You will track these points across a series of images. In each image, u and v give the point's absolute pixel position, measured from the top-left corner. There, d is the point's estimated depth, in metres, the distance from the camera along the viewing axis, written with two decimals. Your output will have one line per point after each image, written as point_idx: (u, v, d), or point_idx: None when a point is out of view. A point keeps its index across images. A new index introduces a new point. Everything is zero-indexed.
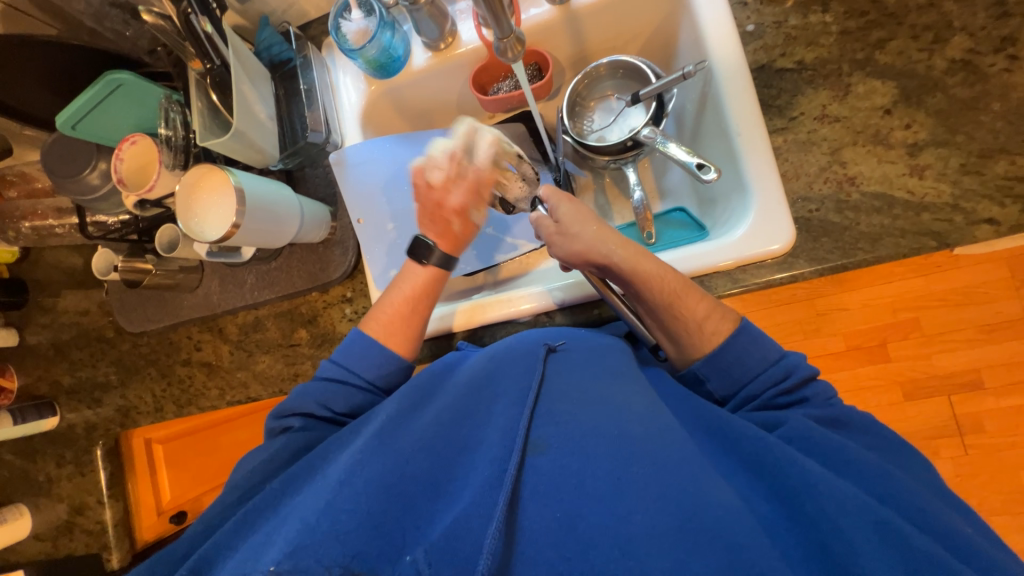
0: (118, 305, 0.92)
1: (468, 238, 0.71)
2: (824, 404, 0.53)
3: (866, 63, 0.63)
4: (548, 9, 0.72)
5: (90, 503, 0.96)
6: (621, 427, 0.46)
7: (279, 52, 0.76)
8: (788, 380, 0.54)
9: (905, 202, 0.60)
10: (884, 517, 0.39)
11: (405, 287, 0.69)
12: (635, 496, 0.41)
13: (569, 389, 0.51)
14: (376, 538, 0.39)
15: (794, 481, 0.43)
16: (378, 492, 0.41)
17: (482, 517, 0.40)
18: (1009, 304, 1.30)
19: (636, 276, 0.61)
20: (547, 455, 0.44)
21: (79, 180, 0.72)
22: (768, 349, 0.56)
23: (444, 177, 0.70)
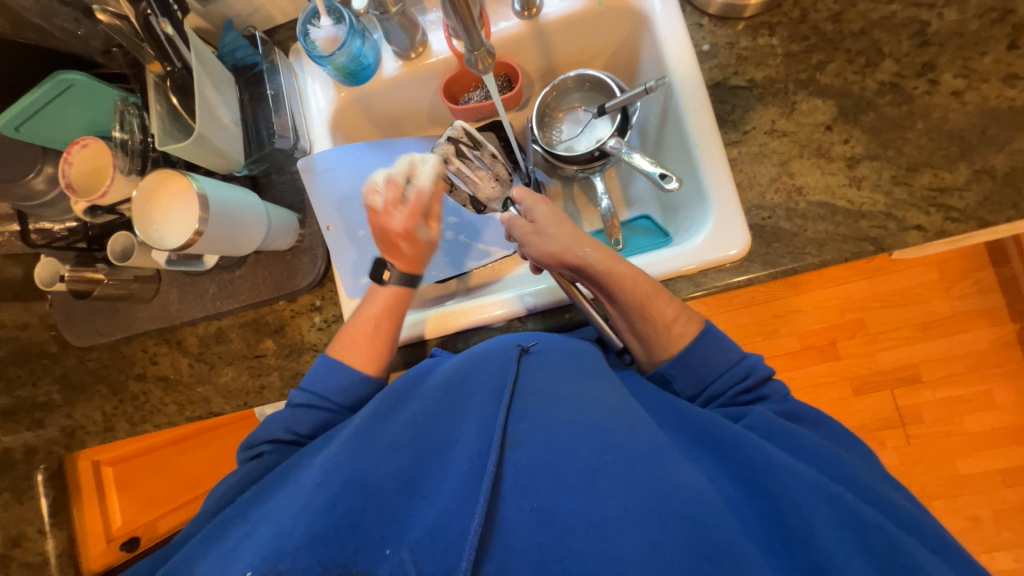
0: (64, 318, 0.86)
1: (424, 254, 0.70)
2: (781, 400, 0.56)
3: (809, 83, 0.68)
4: (517, 23, 0.75)
5: (28, 533, 0.89)
6: (594, 419, 0.47)
7: (244, 56, 0.75)
8: (749, 379, 0.57)
9: (845, 210, 0.65)
10: (839, 494, 0.42)
11: (371, 308, 0.68)
12: (608, 484, 0.42)
13: (544, 385, 0.52)
14: (356, 537, 0.40)
15: (756, 464, 0.45)
16: (358, 496, 0.42)
17: (459, 512, 0.42)
18: (940, 304, 1.42)
19: (609, 278, 0.63)
20: (524, 449, 0.45)
21: (23, 183, 0.72)
22: (731, 351, 0.59)
23: (385, 202, 0.67)
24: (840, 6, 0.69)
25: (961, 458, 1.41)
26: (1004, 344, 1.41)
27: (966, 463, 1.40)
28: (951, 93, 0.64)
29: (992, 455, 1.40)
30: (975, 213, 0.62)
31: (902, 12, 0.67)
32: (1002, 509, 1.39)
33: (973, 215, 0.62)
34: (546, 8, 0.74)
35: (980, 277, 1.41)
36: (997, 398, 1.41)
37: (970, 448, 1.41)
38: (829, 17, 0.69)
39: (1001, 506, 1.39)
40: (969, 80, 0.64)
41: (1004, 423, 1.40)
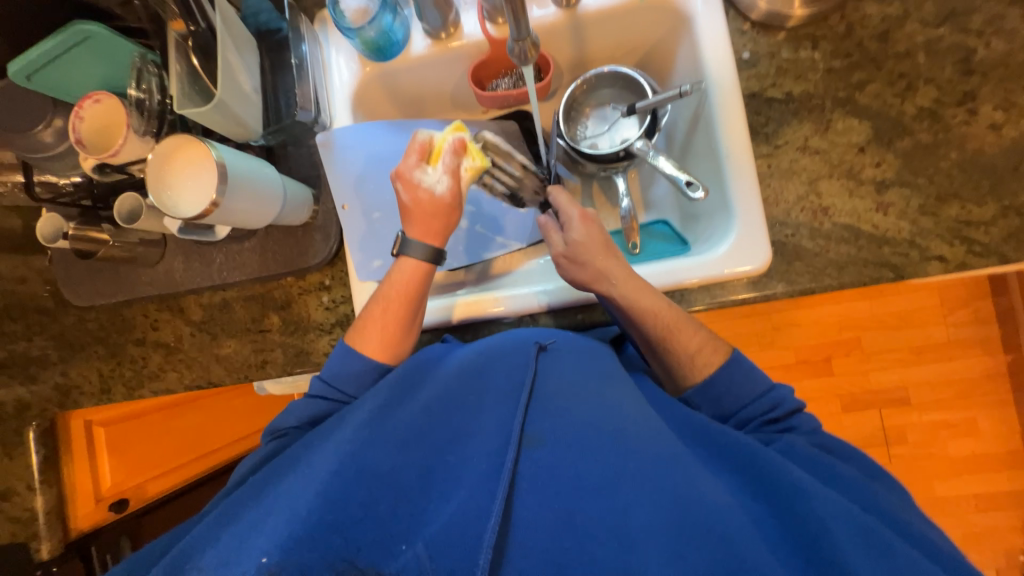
0: (64, 276, 0.84)
1: (437, 216, 0.66)
2: (811, 434, 0.56)
3: (847, 102, 0.67)
4: (554, 11, 0.72)
5: (17, 488, 0.88)
6: (618, 423, 0.47)
7: (267, 21, 0.72)
8: (776, 411, 0.57)
9: (870, 235, 0.65)
10: (865, 523, 0.43)
11: (393, 306, 0.64)
12: (629, 490, 0.43)
13: (563, 385, 0.52)
14: (372, 528, 0.41)
15: (782, 485, 0.46)
16: (374, 486, 0.43)
17: (479, 508, 0.42)
18: (938, 329, 1.44)
19: (640, 309, 0.62)
20: (543, 448, 0.46)
21: (31, 136, 0.67)
22: (757, 382, 0.59)
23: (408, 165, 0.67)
24: (887, 24, 0.67)
25: (939, 481, 1.44)
26: (995, 374, 1.43)
27: (943, 486, 1.44)
28: (988, 126, 0.64)
29: (968, 480, 1.43)
30: (998, 249, 0.62)
31: (949, 37, 0.65)
32: (972, 531, 1.44)
33: (996, 251, 0.62)
34: None
35: (978, 306, 1.43)
36: (980, 426, 1.43)
37: (949, 472, 1.44)
38: (874, 35, 0.67)
39: (970, 529, 1.43)
40: (1007, 114, 0.63)
41: (985, 451, 1.43)
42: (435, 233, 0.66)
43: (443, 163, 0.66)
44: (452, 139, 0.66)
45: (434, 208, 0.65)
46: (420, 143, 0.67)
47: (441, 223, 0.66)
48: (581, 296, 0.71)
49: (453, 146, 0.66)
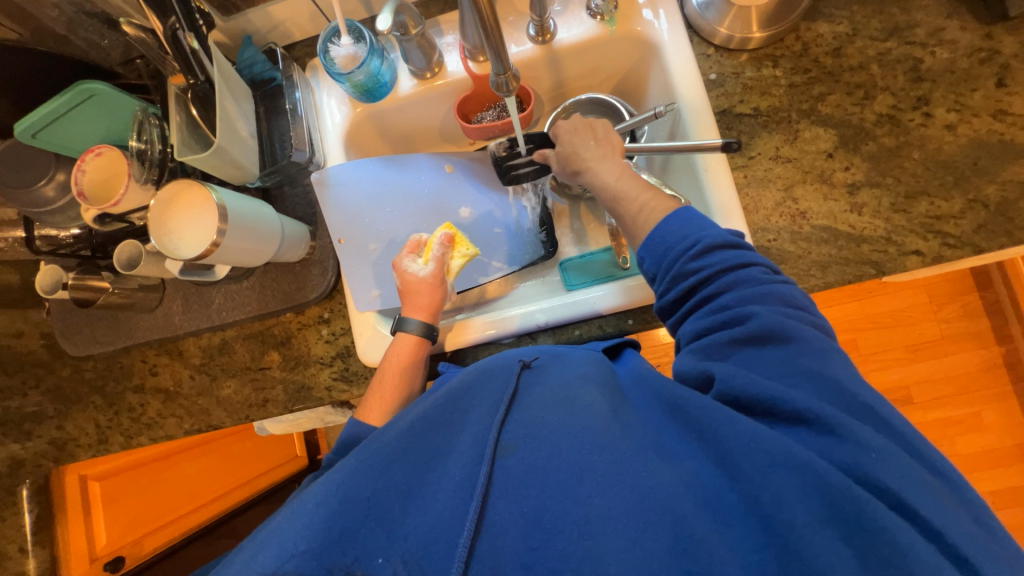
0: (60, 327, 0.84)
1: (430, 300, 0.72)
2: (815, 358, 0.45)
3: (811, 113, 0.71)
4: (531, 47, 0.77)
5: (7, 553, 0.85)
6: (585, 422, 0.47)
7: (261, 71, 0.77)
8: (752, 321, 0.48)
9: (848, 235, 0.68)
10: (806, 460, 0.39)
11: (389, 376, 0.68)
12: (593, 485, 0.43)
13: (542, 394, 0.52)
14: (357, 545, 0.42)
15: (745, 463, 0.41)
16: (359, 509, 0.43)
17: (453, 524, 0.44)
18: (930, 326, 1.46)
19: (611, 190, 0.66)
20: (516, 456, 0.47)
21: (33, 191, 0.70)
22: (744, 279, 0.50)
23: (403, 255, 0.75)
24: (838, 41, 0.72)
25: None
26: (993, 367, 1.44)
27: None
28: (944, 126, 0.68)
29: (981, 477, 1.42)
30: (970, 240, 0.65)
31: (897, 49, 0.71)
32: None
33: (968, 242, 0.65)
34: (560, 33, 0.77)
35: (967, 300, 1.46)
36: (986, 420, 1.43)
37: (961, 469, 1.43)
38: (829, 52, 0.72)
39: None
40: (961, 114, 0.68)
41: (995, 445, 1.43)
42: (425, 308, 0.72)
43: (432, 254, 0.75)
44: (440, 235, 0.76)
45: (422, 290, 0.72)
46: (414, 241, 0.77)
47: (427, 299, 0.72)
48: (578, 310, 0.73)
49: (440, 241, 0.75)
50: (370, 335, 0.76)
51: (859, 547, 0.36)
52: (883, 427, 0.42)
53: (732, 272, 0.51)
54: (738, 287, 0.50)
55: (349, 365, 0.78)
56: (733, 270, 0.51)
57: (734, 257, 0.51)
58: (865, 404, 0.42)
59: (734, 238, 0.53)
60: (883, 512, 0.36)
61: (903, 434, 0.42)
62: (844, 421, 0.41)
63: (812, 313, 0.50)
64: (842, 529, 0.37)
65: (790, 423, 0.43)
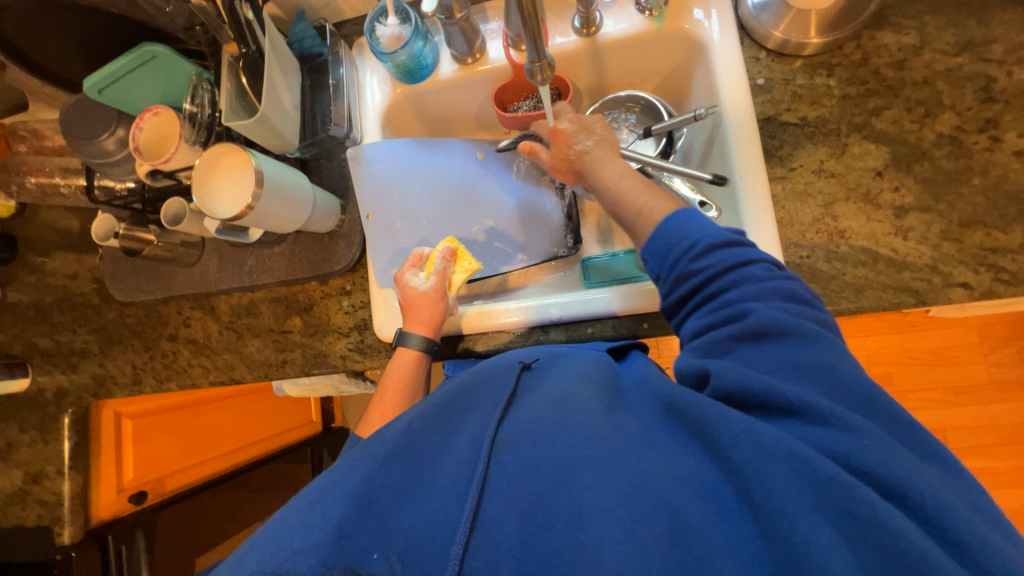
0: (110, 272, 0.91)
1: (433, 316, 0.73)
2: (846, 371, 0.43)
3: (863, 127, 0.67)
4: (575, 39, 0.76)
5: (48, 472, 0.94)
6: (580, 417, 0.47)
7: (310, 46, 0.80)
8: (748, 320, 0.46)
9: (888, 259, 0.64)
10: (796, 448, 0.38)
11: (389, 394, 0.70)
12: (587, 476, 0.43)
13: (539, 394, 0.52)
14: (355, 543, 0.42)
15: (738, 461, 0.40)
16: (347, 501, 0.44)
17: (448, 519, 0.43)
18: (978, 369, 1.36)
19: (612, 195, 0.63)
20: (512, 451, 0.46)
21: (96, 142, 0.73)
22: (747, 273, 0.48)
23: (404, 270, 0.76)
24: (904, 53, 0.68)
25: None
26: None
27: None
28: (1013, 152, 0.63)
29: None
30: None
31: (969, 65, 0.66)
32: None
33: None
34: (605, 27, 0.75)
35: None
36: None
37: None
38: (890, 64, 0.68)
39: None
40: None
41: None
42: (427, 324, 0.73)
43: (433, 269, 0.76)
44: (441, 249, 0.77)
45: (422, 306, 0.73)
46: (416, 255, 0.78)
47: (428, 313, 0.73)
48: (593, 307, 0.72)
49: (441, 255, 0.76)
50: (388, 310, 0.78)
51: (854, 540, 0.35)
52: (907, 433, 0.40)
53: (734, 271, 0.49)
54: (742, 285, 0.48)
55: (364, 337, 0.80)
56: (734, 268, 0.49)
57: (735, 256, 0.49)
58: (864, 394, 0.41)
59: (733, 235, 0.51)
60: (875, 500, 0.35)
61: (904, 424, 0.41)
62: (842, 411, 0.40)
63: (821, 310, 0.48)
64: (834, 515, 0.36)
65: (785, 414, 0.42)
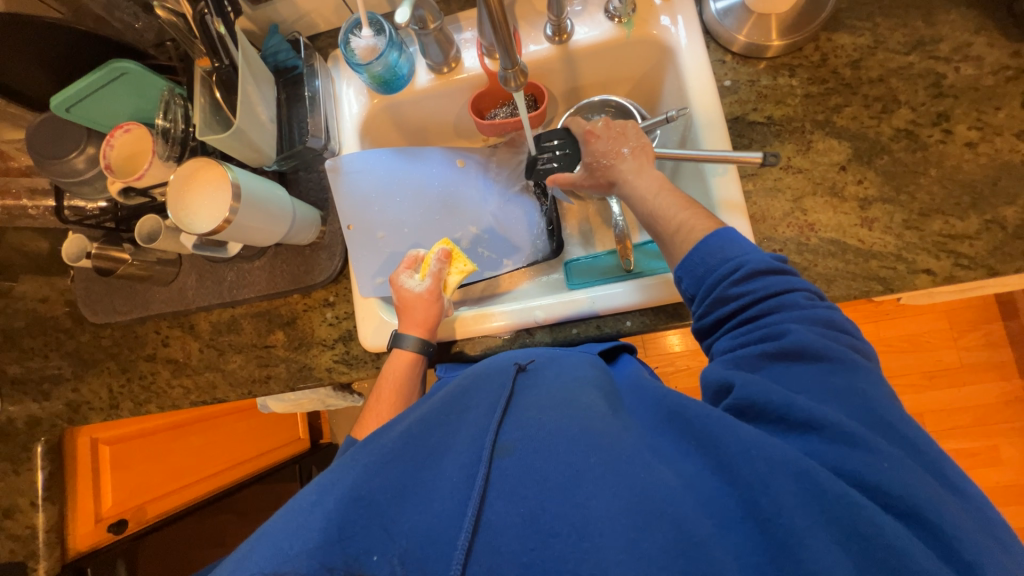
0: (82, 294, 0.89)
1: (430, 316, 0.73)
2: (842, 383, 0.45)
3: (826, 124, 0.70)
4: (548, 47, 0.78)
5: (21, 505, 0.90)
6: (583, 424, 0.48)
7: (285, 59, 0.79)
8: (782, 340, 0.49)
9: (856, 249, 0.67)
10: (806, 468, 0.40)
11: (386, 392, 0.71)
12: (592, 486, 0.43)
13: (539, 398, 0.53)
14: (353, 546, 0.42)
15: (746, 472, 0.41)
16: (349, 506, 0.43)
17: (450, 522, 0.44)
18: (949, 353, 1.41)
19: (646, 206, 0.66)
20: (513, 457, 0.47)
21: (65, 162, 0.72)
22: (789, 300, 0.51)
23: (400, 272, 0.76)
24: (859, 53, 0.71)
25: None
26: (1014, 399, 1.39)
27: None
28: (964, 144, 0.66)
29: None
30: (985, 261, 0.63)
31: (919, 63, 0.69)
32: None
33: (983, 263, 0.63)
34: (577, 34, 0.77)
35: (990, 328, 1.40)
36: (1003, 455, 1.38)
37: None
38: (848, 63, 0.71)
39: None
40: (982, 132, 0.66)
41: (1010, 481, 1.38)
42: (423, 325, 0.73)
43: (428, 270, 0.76)
44: (437, 251, 0.77)
45: (420, 306, 0.73)
46: (411, 258, 0.78)
47: (423, 314, 0.73)
48: (578, 307, 0.73)
49: (436, 256, 0.76)
50: (372, 320, 0.78)
51: (857, 554, 0.37)
52: (901, 441, 0.42)
53: (776, 297, 0.51)
54: (782, 310, 0.51)
55: (350, 348, 0.80)
56: (776, 295, 0.52)
57: (778, 283, 0.52)
58: (886, 417, 0.43)
59: (777, 263, 0.54)
60: (880, 518, 0.37)
61: (899, 433, 0.42)
62: (850, 427, 0.42)
63: (856, 339, 0.50)
64: (840, 534, 0.37)
65: (802, 430, 0.43)
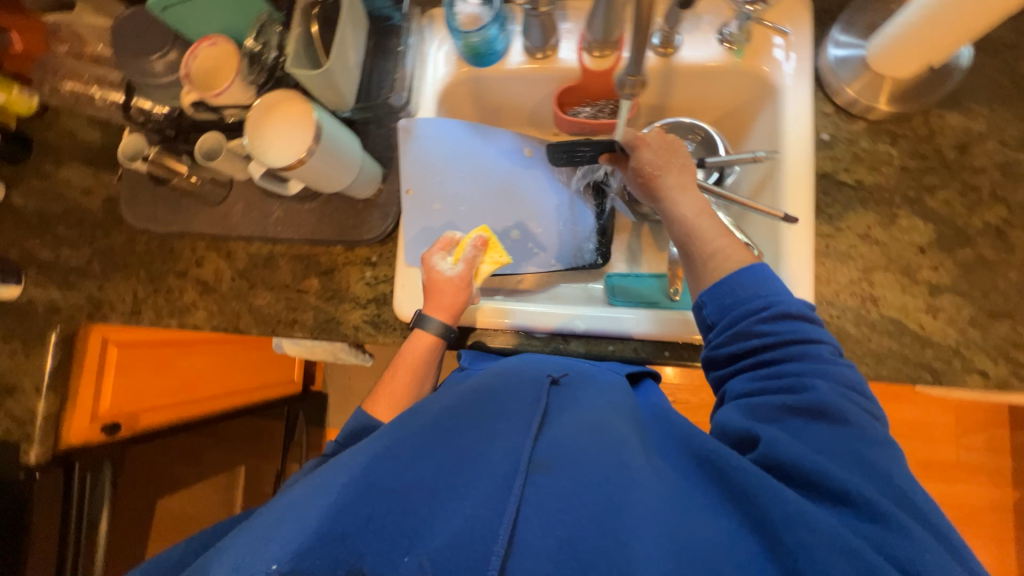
0: (127, 195, 0.88)
1: (456, 303, 0.72)
2: (881, 462, 0.44)
3: (915, 202, 0.68)
4: (650, 56, 0.75)
5: (25, 387, 0.91)
6: (617, 455, 0.48)
7: (381, 7, 0.78)
8: (804, 391, 0.49)
9: (915, 334, 0.65)
10: (849, 541, 0.39)
11: (399, 374, 0.71)
12: (630, 522, 0.43)
13: (574, 418, 0.53)
14: (378, 538, 0.43)
15: (787, 539, 0.40)
16: (383, 501, 0.45)
17: (484, 530, 0.43)
18: (949, 449, 1.41)
19: (685, 224, 0.65)
20: (549, 474, 0.46)
21: (145, 61, 0.71)
22: (812, 351, 0.52)
23: (433, 252, 0.74)
24: (967, 138, 0.69)
25: None
26: (1000, 508, 1.38)
27: None
28: None
29: None
30: None
31: None
32: None
33: None
34: (683, 50, 0.75)
35: (994, 434, 1.40)
36: None
37: None
38: (953, 145, 0.69)
39: None
40: None
41: None
42: (448, 311, 0.71)
43: (462, 255, 0.74)
44: (473, 237, 0.75)
45: (447, 290, 0.71)
46: (446, 239, 0.76)
47: (450, 300, 0.71)
48: (616, 325, 0.72)
49: (473, 243, 0.75)
50: (410, 290, 0.77)
51: None
52: (939, 531, 0.41)
53: (801, 345, 0.52)
54: (804, 359, 0.51)
55: (381, 312, 0.79)
56: (801, 343, 0.52)
57: (803, 331, 0.53)
58: (908, 493, 0.43)
59: (805, 310, 0.54)
60: None
61: (943, 530, 0.42)
62: (897, 512, 0.40)
63: (874, 409, 0.50)
64: None
65: (833, 499, 0.42)
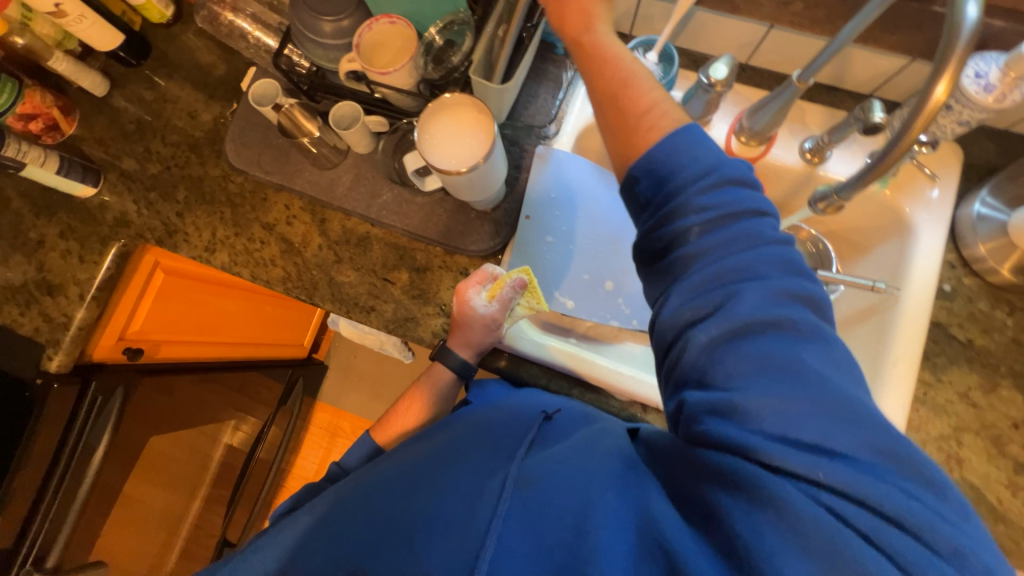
0: (236, 132, 0.85)
1: (479, 341, 0.72)
2: (844, 401, 0.40)
3: (1019, 376, 0.69)
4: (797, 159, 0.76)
5: (70, 292, 0.86)
6: (591, 464, 0.50)
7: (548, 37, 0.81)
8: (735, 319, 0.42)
9: (990, 506, 0.65)
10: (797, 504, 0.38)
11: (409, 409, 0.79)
12: (597, 523, 0.45)
13: (562, 440, 0.56)
14: (375, 547, 0.49)
15: (741, 508, 0.39)
16: (374, 517, 0.52)
17: (466, 534, 0.48)
18: None
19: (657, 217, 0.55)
20: (535, 486, 0.50)
21: (314, 19, 0.69)
22: (748, 253, 0.44)
23: (469, 286, 0.71)
24: None
25: None
26: None
27: None
28: None
29: None
30: None
31: None
32: None
33: None
34: (831, 164, 0.76)
35: None
36: None
37: None
38: None
39: None
40: None
41: None
42: (471, 348, 0.73)
43: (498, 294, 0.70)
44: (513, 278, 0.71)
45: (473, 327, 0.71)
46: (486, 272, 0.73)
47: (475, 337, 0.72)
48: None
49: (511, 284, 0.70)
50: None
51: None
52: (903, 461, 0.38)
53: (735, 260, 0.44)
54: (737, 274, 0.44)
55: None
56: (732, 252, 0.44)
57: (728, 238, 0.44)
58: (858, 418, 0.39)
59: (731, 211, 0.45)
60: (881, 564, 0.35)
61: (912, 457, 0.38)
62: (851, 465, 0.38)
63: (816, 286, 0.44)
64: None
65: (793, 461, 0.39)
